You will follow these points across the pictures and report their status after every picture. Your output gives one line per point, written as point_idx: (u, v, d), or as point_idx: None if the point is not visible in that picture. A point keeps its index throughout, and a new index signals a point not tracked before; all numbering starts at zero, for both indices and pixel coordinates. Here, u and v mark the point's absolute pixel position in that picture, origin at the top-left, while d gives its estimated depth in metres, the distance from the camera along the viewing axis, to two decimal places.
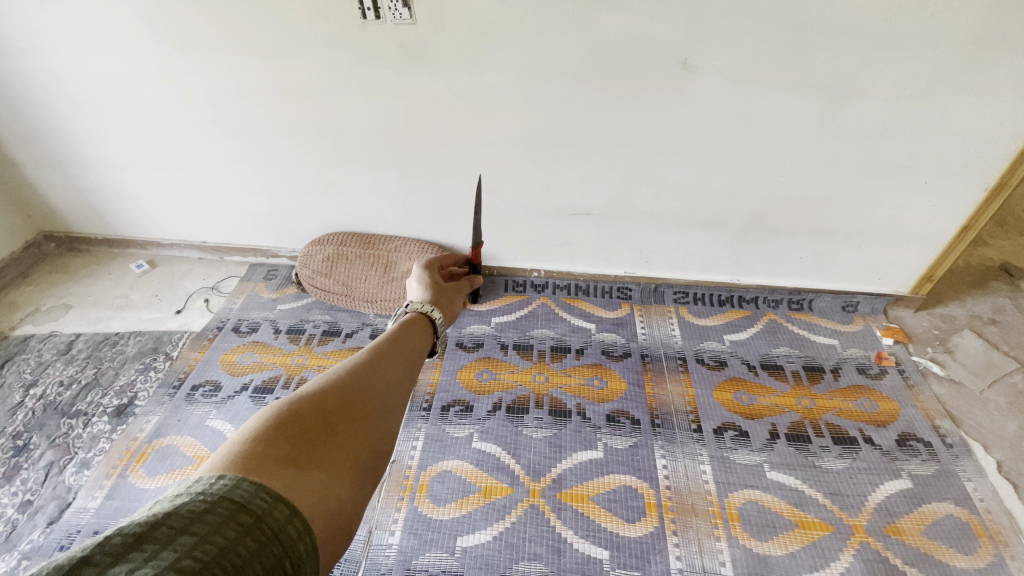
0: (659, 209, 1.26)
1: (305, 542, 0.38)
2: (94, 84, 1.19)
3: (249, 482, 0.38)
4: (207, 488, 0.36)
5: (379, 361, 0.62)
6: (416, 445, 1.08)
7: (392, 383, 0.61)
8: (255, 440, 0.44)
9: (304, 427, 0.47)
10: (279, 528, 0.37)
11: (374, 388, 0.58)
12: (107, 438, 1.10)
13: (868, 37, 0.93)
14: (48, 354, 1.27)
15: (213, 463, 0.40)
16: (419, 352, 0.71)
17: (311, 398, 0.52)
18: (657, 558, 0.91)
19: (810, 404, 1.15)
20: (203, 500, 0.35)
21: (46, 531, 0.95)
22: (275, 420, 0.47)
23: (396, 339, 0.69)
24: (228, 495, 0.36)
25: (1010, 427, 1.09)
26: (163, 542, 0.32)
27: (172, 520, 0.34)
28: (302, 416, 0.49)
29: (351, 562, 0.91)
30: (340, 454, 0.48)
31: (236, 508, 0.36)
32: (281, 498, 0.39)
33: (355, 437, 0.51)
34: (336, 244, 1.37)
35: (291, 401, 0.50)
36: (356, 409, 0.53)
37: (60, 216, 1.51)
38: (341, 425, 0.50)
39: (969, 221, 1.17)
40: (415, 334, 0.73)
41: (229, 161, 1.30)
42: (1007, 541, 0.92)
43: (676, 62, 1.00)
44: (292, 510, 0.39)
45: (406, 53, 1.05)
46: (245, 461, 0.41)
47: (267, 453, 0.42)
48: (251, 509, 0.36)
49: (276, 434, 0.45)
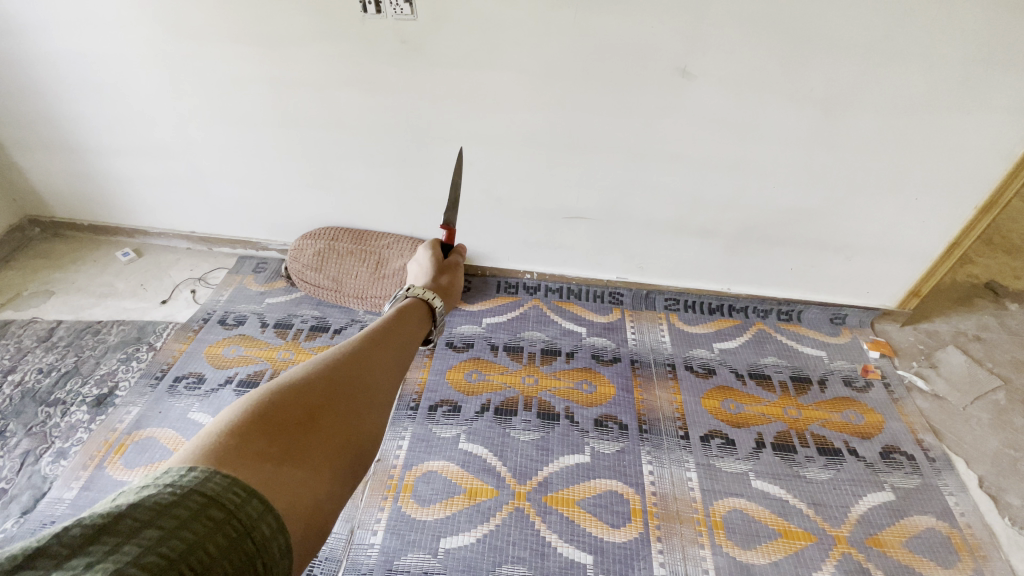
0: (654, 215, 1.26)
1: (278, 541, 0.38)
2: (87, 66, 1.17)
3: (222, 475, 0.37)
4: (177, 480, 0.35)
5: (370, 351, 0.62)
6: (402, 445, 1.07)
7: (381, 372, 0.60)
8: (232, 431, 0.43)
9: (285, 419, 0.47)
10: (251, 525, 0.36)
11: (363, 379, 0.57)
12: (85, 428, 1.07)
13: (864, 52, 0.94)
14: (28, 340, 1.24)
15: (185, 453, 0.39)
16: (413, 343, 0.71)
17: (296, 388, 0.51)
18: (640, 564, 0.91)
19: (796, 414, 1.16)
20: (171, 493, 0.34)
21: (19, 521, 0.93)
22: (256, 409, 0.46)
23: (390, 329, 0.68)
24: (199, 487, 0.35)
25: (991, 443, 1.11)
26: (125, 536, 0.31)
27: (137, 512, 0.33)
28: (284, 407, 0.48)
29: (331, 561, 0.89)
30: (322, 449, 0.47)
31: (206, 502, 0.35)
32: (256, 493, 0.38)
33: (338, 431, 0.50)
34: (328, 239, 1.36)
35: (274, 390, 0.49)
36: (342, 402, 0.53)
37: (45, 200, 1.48)
38: (324, 418, 0.50)
39: (957, 238, 1.18)
40: (409, 324, 0.73)
41: (222, 150, 1.28)
42: (987, 555, 0.93)
43: (675, 69, 1.01)
44: (266, 507, 0.38)
45: (406, 50, 1.04)
46: (219, 453, 0.40)
47: (243, 445, 0.42)
48: (222, 504, 0.35)
49: (255, 426, 0.44)
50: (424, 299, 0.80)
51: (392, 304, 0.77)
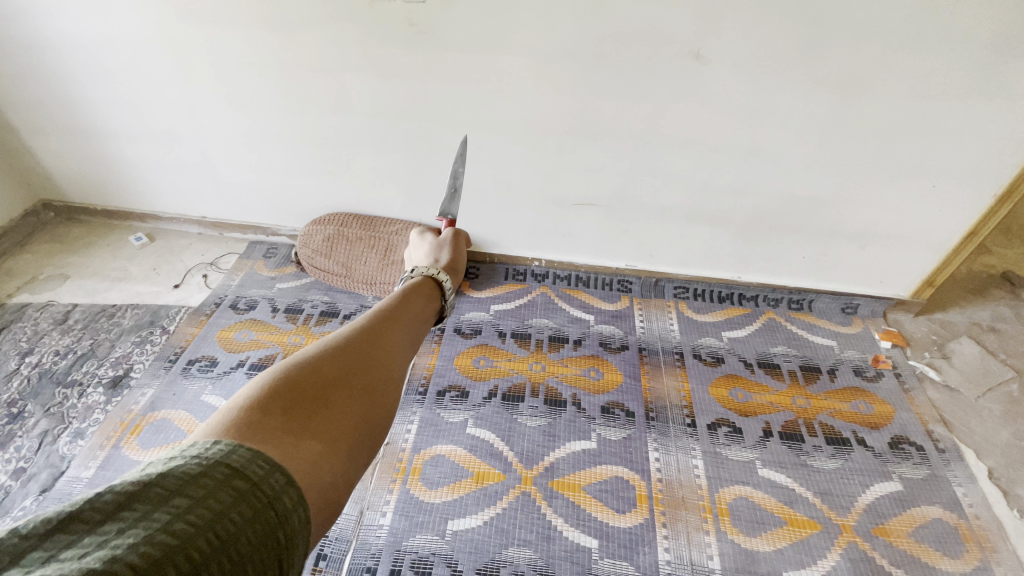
0: (664, 202, 1.25)
1: (299, 514, 0.38)
2: (97, 51, 1.17)
3: (245, 449, 0.38)
4: (203, 452, 0.36)
5: (381, 331, 0.62)
6: (411, 428, 1.08)
7: (393, 349, 0.61)
8: (252, 408, 0.43)
9: (302, 396, 0.47)
10: (274, 497, 0.36)
11: (375, 356, 0.58)
12: (102, 409, 1.10)
13: (884, 35, 0.91)
14: (45, 323, 1.26)
15: (208, 428, 0.40)
16: (422, 322, 0.71)
17: (309, 366, 0.51)
18: (645, 549, 0.92)
19: (805, 404, 1.16)
20: (197, 464, 0.35)
21: (38, 499, 0.95)
22: (272, 388, 0.46)
23: (398, 309, 0.68)
24: (224, 460, 0.36)
25: (1002, 434, 1.10)
26: (155, 503, 0.32)
27: (166, 482, 0.33)
28: (299, 385, 0.48)
29: (341, 541, 0.91)
30: (339, 425, 0.47)
31: (232, 473, 0.35)
32: (277, 467, 0.38)
33: (355, 408, 0.50)
34: (337, 225, 1.36)
35: (287, 368, 0.50)
36: (355, 377, 0.53)
37: (59, 185, 1.49)
38: (339, 395, 0.50)
39: (975, 227, 1.16)
40: (418, 305, 0.73)
41: (232, 136, 1.29)
42: (994, 546, 0.92)
43: (688, 53, 0.99)
44: (288, 480, 0.38)
45: (415, 33, 1.03)
46: (241, 427, 0.40)
47: (263, 421, 0.42)
48: (247, 475, 0.36)
49: (273, 404, 0.45)
50: (431, 276, 0.81)
51: (400, 284, 0.78)
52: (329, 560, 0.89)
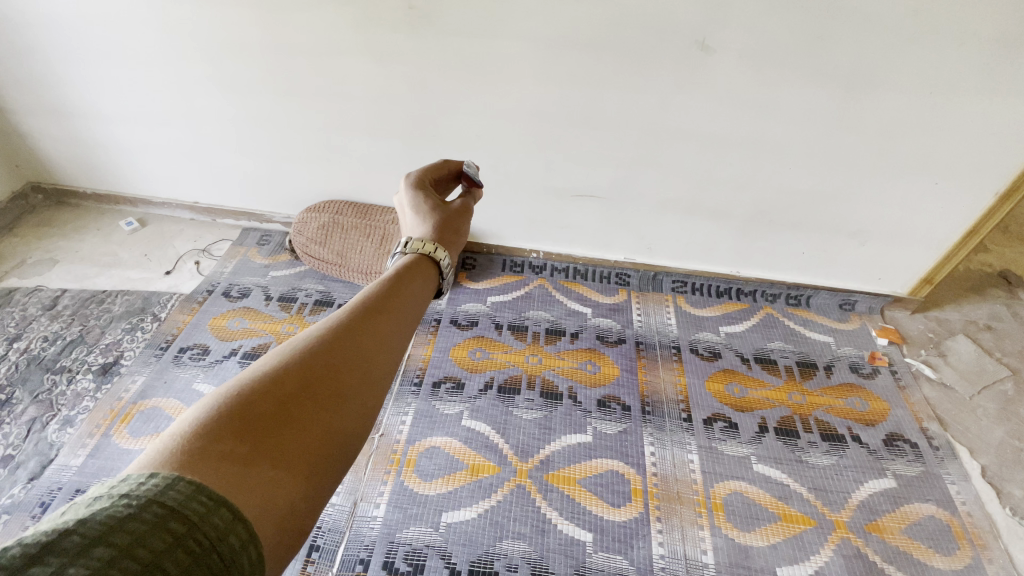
0: (665, 194, 1.24)
1: (249, 553, 0.30)
2: (85, 28, 1.13)
3: (186, 482, 0.30)
4: (134, 489, 0.28)
5: (367, 320, 0.50)
6: (405, 420, 1.07)
7: (380, 347, 0.49)
8: (196, 432, 0.34)
9: (254, 417, 0.37)
10: (218, 537, 0.29)
11: (352, 359, 0.45)
12: (91, 396, 1.08)
13: (893, 29, 0.90)
14: (33, 308, 1.24)
15: (144, 458, 0.31)
16: (420, 301, 0.57)
17: (270, 376, 0.40)
18: (639, 543, 0.92)
19: (800, 400, 1.16)
20: (126, 505, 0.27)
21: (26, 487, 0.94)
22: (222, 406, 0.37)
23: (392, 288, 0.55)
24: (159, 496, 0.28)
25: (996, 433, 1.10)
26: (72, 555, 0.25)
27: (87, 528, 0.26)
28: (253, 401, 0.38)
29: (334, 532, 0.90)
30: (304, 447, 0.38)
31: (166, 514, 0.28)
32: (223, 500, 0.30)
33: (324, 422, 0.40)
34: (332, 213, 1.34)
35: (244, 379, 0.40)
36: (323, 392, 0.42)
37: (48, 167, 1.46)
38: (304, 412, 0.39)
39: (976, 224, 1.15)
40: (419, 283, 0.59)
41: (226, 121, 1.26)
42: (986, 544, 0.93)
43: (693, 42, 0.97)
44: (236, 515, 0.30)
45: (414, 15, 1.00)
46: (181, 457, 0.32)
47: (208, 447, 0.33)
48: (185, 516, 0.28)
49: (222, 425, 0.35)
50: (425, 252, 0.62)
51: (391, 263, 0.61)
52: (322, 551, 0.88)
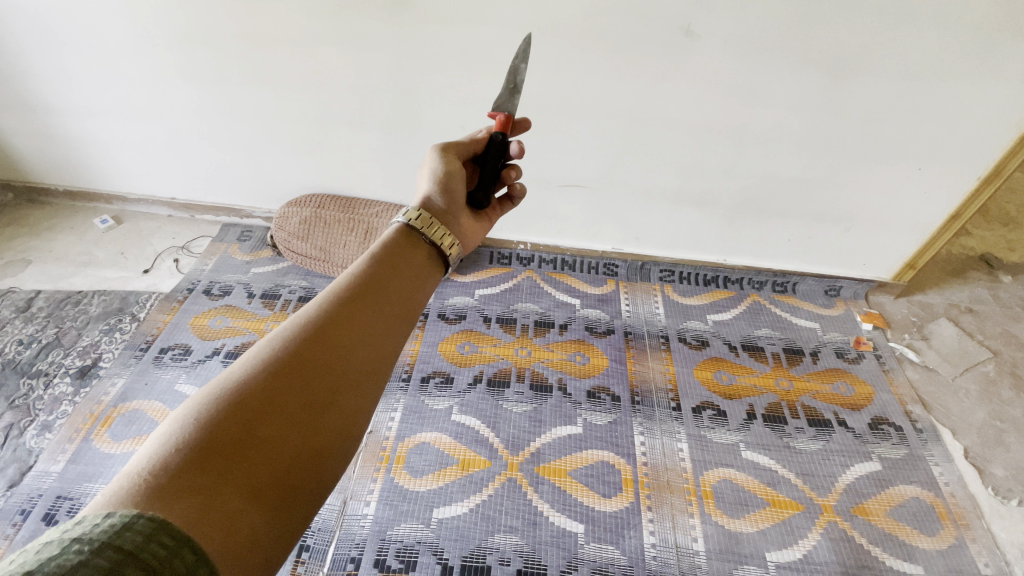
0: (652, 183, 1.23)
1: None
2: (48, 18, 1.08)
3: (145, 521, 0.29)
4: (88, 532, 0.28)
5: (341, 315, 0.47)
6: (394, 417, 1.06)
7: (355, 343, 0.46)
8: (157, 467, 0.33)
9: (217, 443, 0.36)
10: None
11: (324, 361, 0.44)
12: (70, 400, 1.05)
13: (878, 13, 0.89)
14: (6, 311, 1.20)
15: (105, 497, 0.31)
16: (408, 280, 0.55)
17: (235, 393, 0.39)
18: (631, 532, 0.92)
19: (787, 386, 1.17)
20: (78, 551, 0.26)
21: (5, 495, 0.91)
22: (186, 431, 0.36)
23: (373, 271, 0.53)
24: (114, 540, 0.27)
25: (978, 414, 1.12)
26: None
27: None
28: (216, 424, 0.36)
29: (324, 532, 0.90)
30: (271, 470, 0.37)
31: (122, 559, 0.27)
32: (184, 539, 0.30)
33: (292, 438, 0.39)
34: (314, 207, 1.31)
35: (208, 397, 0.38)
36: (292, 404, 0.40)
37: (16, 164, 1.41)
38: (270, 429, 0.38)
39: (959, 209, 1.16)
40: (404, 262, 0.56)
41: (200, 112, 1.22)
42: (969, 524, 0.95)
43: (678, 28, 0.95)
44: (198, 558, 0.30)
45: (392, 3, 0.97)
46: (141, 498, 0.31)
47: (168, 484, 0.32)
48: (143, 561, 0.27)
49: (184, 456, 0.34)
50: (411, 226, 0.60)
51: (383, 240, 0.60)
52: (312, 551, 0.87)
